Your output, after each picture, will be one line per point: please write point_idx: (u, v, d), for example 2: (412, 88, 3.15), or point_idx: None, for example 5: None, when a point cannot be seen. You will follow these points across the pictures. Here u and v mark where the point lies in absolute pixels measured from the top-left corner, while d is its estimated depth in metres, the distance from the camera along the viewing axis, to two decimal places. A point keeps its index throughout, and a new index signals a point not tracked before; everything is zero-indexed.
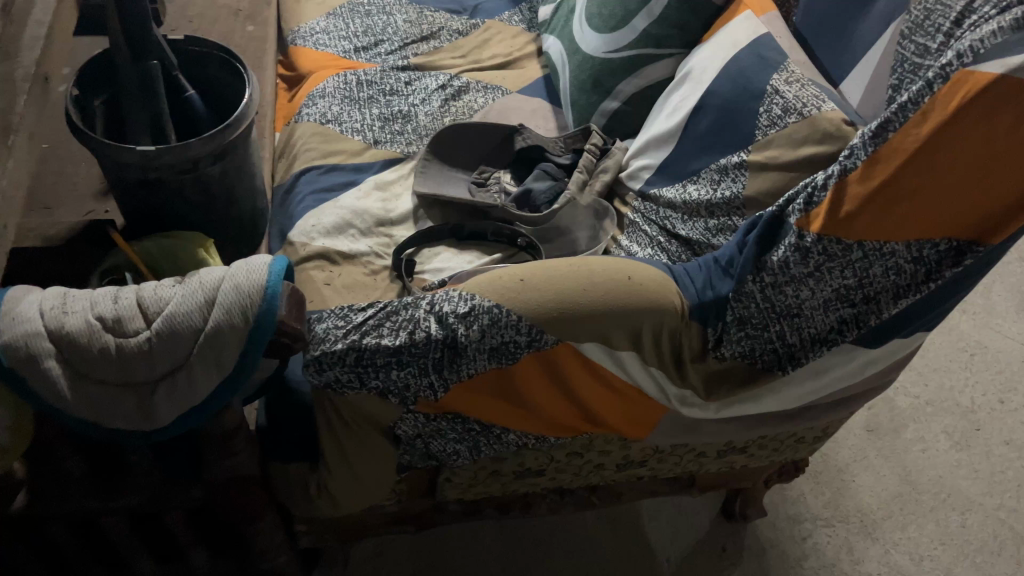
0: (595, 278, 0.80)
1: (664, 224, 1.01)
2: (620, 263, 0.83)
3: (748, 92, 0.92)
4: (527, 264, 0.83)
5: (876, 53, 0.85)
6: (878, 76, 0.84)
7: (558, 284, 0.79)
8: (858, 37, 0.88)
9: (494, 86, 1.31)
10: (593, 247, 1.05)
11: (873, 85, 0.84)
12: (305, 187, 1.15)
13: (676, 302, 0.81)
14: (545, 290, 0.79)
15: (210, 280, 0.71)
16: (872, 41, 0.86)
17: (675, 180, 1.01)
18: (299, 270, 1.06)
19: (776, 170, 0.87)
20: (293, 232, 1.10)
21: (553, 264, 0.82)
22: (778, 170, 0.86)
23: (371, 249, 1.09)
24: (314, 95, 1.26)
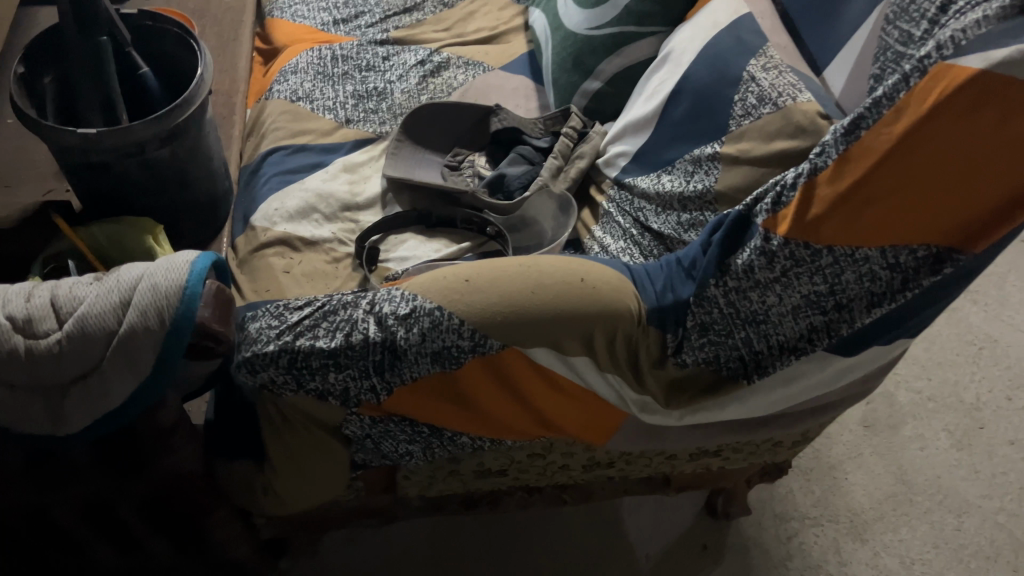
0: (546, 280, 0.75)
1: (637, 216, 0.96)
2: (575, 264, 0.78)
3: (724, 78, 0.86)
4: (476, 262, 0.78)
5: (860, 39, 0.78)
6: (862, 64, 0.77)
7: (506, 286, 0.75)
8: (844, 19, 0.81)
9: (475, 62, 1.25)
10: (557, 236, 1.01)
11: (855, 74, 0.77)
12: (270, 169, 1.10)
13: (632, 306, 0.76)
14: (491, 292, 0.74)
15: (128, 279, 0.67)
16: (857, 24, 0.79)
17: (650, 169, 0.96)
18: (258, 257, 1.02)
19: (747, 164, 0.81)
20: (256, 216, 1.06)
21: (503, 265, 0.77)
22: (750, 165, 0.80)
23: (334, 235, 1.05)
24: (287, 70, 1.21)
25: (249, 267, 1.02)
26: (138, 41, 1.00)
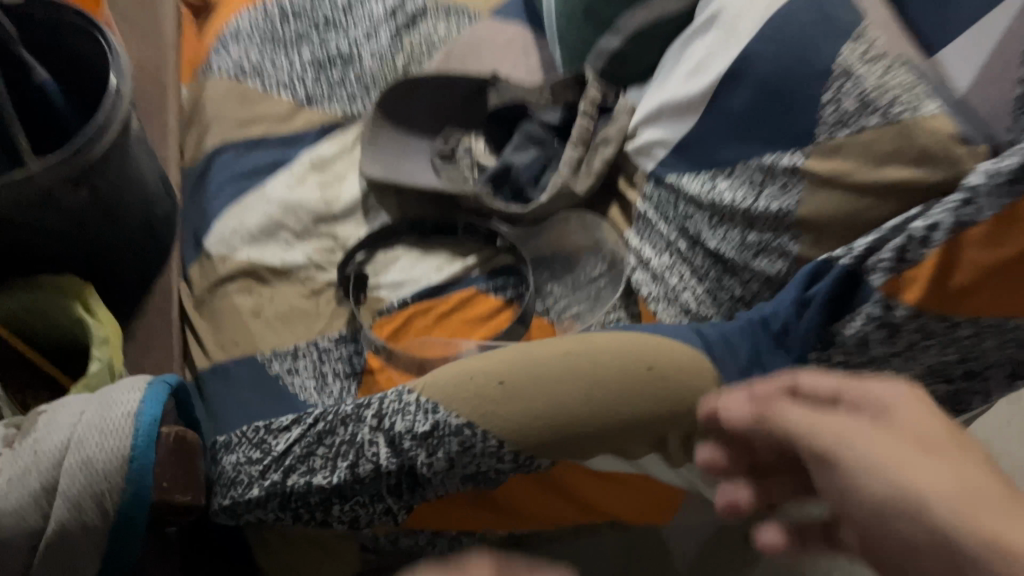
0: (602, 378, 0.57)
1: (684, 226, 0.78)
2: (637, 345, 0.59)
3: (805, 66, 0.66)
4: (505, 349, 0.61)
5: (1001, 20, 0.58)
6: (1003, 58, 0.57)
7: (552, 390, 0.57)
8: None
9: (460, 10, 1.02)
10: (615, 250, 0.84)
11: (994, 71, 0.58)
12: (221, 173, 0.89)
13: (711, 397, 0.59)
14: (535, 399, 0.57)
15: (48, 451, 0.49)
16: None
17: (700, 168, 0.77)
18: (219, 295, 0.83)
19: (846, 189, 0.62)
20: (209, 239, 0.86)
21: (543, 355, 0.59)
22: (850, 192, 0.62)
23: (310, 260, 0.85)
24: (227, 36, 0.99)
25: (211, 310, 0.83)
26: (27, 33, 0.76)
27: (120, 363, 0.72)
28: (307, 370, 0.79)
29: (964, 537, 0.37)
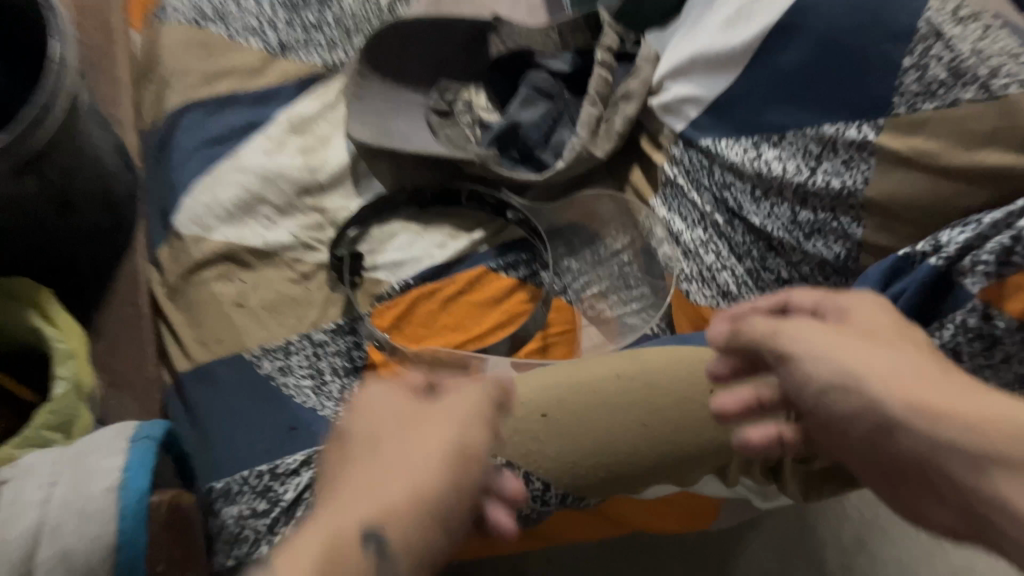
0: (656, 405, 0.50)
1: (722, 197, 0.70)
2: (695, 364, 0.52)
3: (878, 23, 0.56)
4: (543, 371, 0.53)
5: None
6: None
7: (598, 417, 0.50)
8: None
9: None
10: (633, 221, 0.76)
11: None
12: (186, 139, 0.78)
13: None
14: (583, 433, 0.50)
15: (20, 537, 0.46)
16: None
17: (741, 132, 0.68)
18: (195, 284, 0.73)
19: (929, 172, 0.54)
20: (178, 218, 0.75)
21: (586, 378, 0.51)
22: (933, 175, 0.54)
23: (296, 239, 0.75)
24: None
25: (186, 301, 0.73)
26: None
27: (88, 373, 0.63)
28: (302, 368, 0.71)
29: (893, 403, 0.40)
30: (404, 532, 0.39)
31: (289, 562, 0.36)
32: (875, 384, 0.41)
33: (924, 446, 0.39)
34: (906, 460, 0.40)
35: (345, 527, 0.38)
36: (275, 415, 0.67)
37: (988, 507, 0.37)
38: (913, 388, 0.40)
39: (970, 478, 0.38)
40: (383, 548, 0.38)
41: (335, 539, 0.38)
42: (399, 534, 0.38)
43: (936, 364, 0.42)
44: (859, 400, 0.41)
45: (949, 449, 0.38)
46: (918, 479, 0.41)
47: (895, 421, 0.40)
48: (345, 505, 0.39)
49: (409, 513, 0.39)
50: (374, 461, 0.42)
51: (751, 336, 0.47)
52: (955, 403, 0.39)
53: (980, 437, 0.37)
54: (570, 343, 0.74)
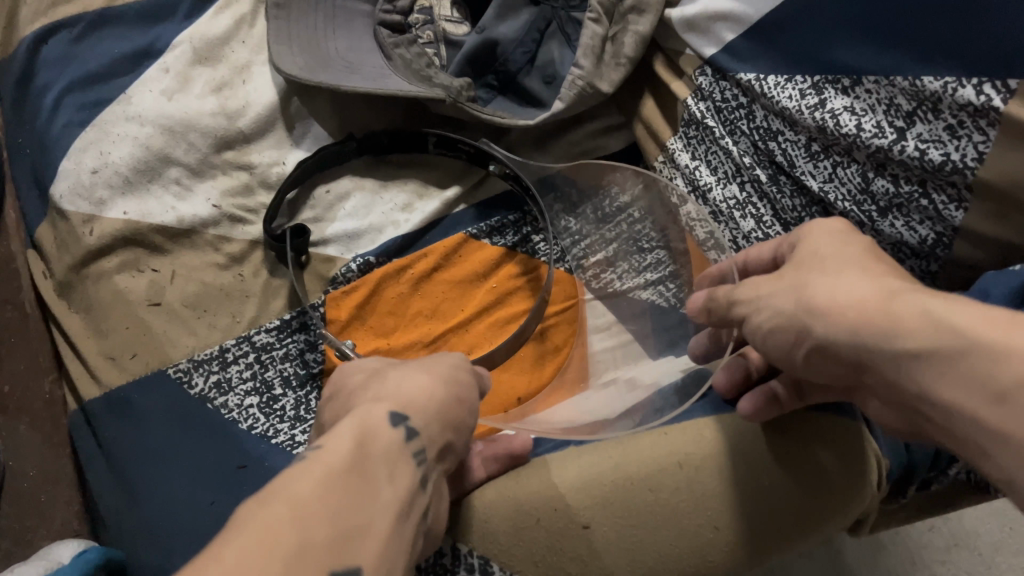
0: (736, 492, 0.39)
1: (764, 148, 0.55)
2: (776, 430, 0.41)
3: None
4: (578, 459, 0.41)
5: None
6: None
7: (667, 534, 0.39)
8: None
9: None
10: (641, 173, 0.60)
11: None
12: (55, 78, 0.59)
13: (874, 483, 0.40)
14: (626, 550, 0.39)
15: None
16: None
17: (792, 64, 0.52)
18: (92, 279, 0.56)
19: None
20: (58, 188, 0.57)
21: (644, 472, 0.40)
22: None
23: (217, 209, 0.58)
24: None
25: (81, 302, 0.57)
26: None
27: None
28: (246, 382, 0.55)
29: (818, 327, 0.35)
30: (428, 427, 0.35)
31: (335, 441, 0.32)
32: (802, 306, 0.36)
33: (844, 351, 0.34)
34: (834, 366, 0.36)
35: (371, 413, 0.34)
36: (218, 454, 0.51)
37: (914, 403, 0.32)
38: (835, 296, 0.35)
39: (893, 376, 0.32)
40: (410, 432, 0.34)
41: (365, 421, 0.33)
42: (423, 422, 0.35)
43: (860, 263, 0.36)
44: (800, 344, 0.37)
45: (874, 354, 0.33)
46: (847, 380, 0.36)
47: (814, 336, 0.35)
48: (378, 386, 0.37)
49: (424, 410, 0.36)
50: (375, 390, 0.37)
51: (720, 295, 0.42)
52: (863, 301, 0.33)
53: (888, 334, 0.32)
54: (571, 323, 0.62)
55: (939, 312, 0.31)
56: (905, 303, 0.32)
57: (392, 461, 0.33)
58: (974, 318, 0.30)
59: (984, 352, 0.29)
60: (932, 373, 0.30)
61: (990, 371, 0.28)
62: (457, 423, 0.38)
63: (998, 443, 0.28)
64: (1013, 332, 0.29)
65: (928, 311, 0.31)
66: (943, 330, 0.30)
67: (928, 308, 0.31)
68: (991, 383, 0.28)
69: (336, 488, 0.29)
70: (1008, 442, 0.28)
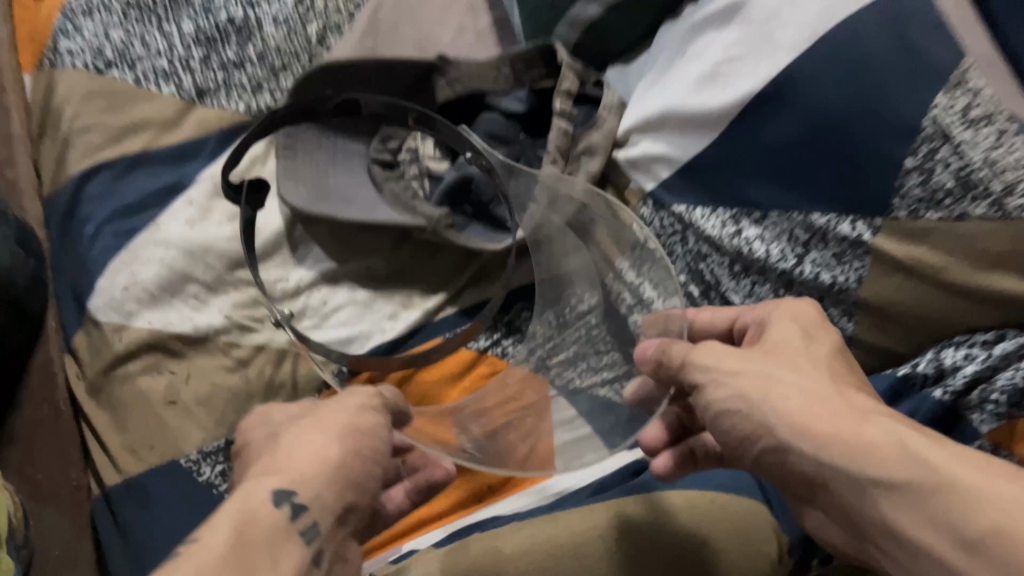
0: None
1: (696, 268, 0.64)
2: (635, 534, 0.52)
3: (879, 118, 0.51)
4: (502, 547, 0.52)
5: None
6: None
7: None
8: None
9: None
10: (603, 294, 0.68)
11: None
12: (96, 209, 0.69)
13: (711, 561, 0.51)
14: None
15: None
16: None
17: (715, 199, 0.61)
18: (119, 380, 0.65)
19: (944, 296, 0.50)
20: (94, 302, 0.67)
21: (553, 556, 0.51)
22: (958, 302, 0.50)
23: (229, 321, 0.68)
24: (78, 7, 0.76)
25: (109, 399, 0.66)
26: None
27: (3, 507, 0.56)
28: None
29: (778, 425, 0.43)
30: (317, 500, 0.42)
31: (211, 536, 0.39)
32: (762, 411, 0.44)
33: (811, 467, 0.42)
34: (795, 480, 0.44)
35: (256, 498, 0.41)
36: None
37: (876, 531, 0.40)
38: (806, 408, 0.43)
39: (857, 500, 0.40)
40: (297, 509, 0.42)
41: (247, 508, 0.41)
42: (312, 497, 0.42)
43: (812, 379, 0.44)
44: (752, 423, 0.45)
45: (841, 479, 0.41)
46: (806, 496, 0.44)
47: (777, 437, 0.43)
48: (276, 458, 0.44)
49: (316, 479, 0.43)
50: (272, 458, 0.45)
51: (674, 359, 0.49)
52: (838, 426, 0.41)
53: (858, 461, 0.40)
54: None
55: (913, 449, 0.39)
56: (880, 434, 0.40)
57: (274, 543, 0.40)
58: (944, 462, 0.38)
59: (950, 494, 0.37)
60: (902, 511, 0.38)
61: (960, 520, 0.36)
62: (361, 481, 0.45)
63: None
64: (983, 483, 0.37)
65: (903, 445, 0.39)
66: (917, 468, 0.38)
67: (903, 444, 0.39)
68: (962, 533, 0.36)
69: (226, 569, 0.37)
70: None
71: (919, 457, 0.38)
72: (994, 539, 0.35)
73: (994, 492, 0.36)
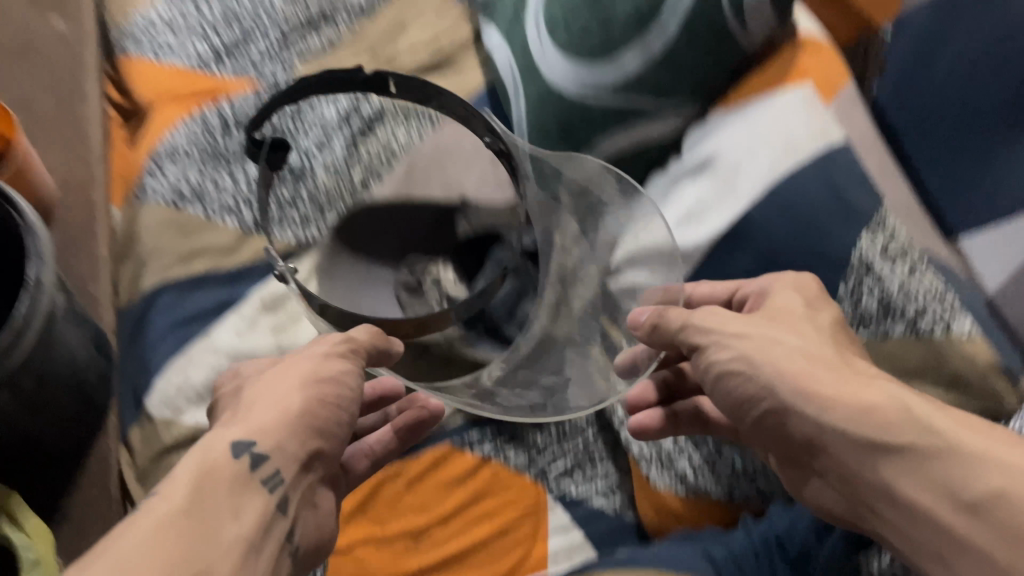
0: None
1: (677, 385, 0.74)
2: None
3: (818, 253, 0.65)
4: None
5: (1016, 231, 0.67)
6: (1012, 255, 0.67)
7: None
8: (1013, 152, 0.66)
9: (420, 110, 0.92)
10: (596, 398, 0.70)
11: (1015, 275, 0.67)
12: (160, 320, 0.80)
13: None
14: None
15: None
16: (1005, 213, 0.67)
17: None
18: (165, 468, 0.74)
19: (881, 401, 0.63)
20: (150, 399, 0.77)
21: None
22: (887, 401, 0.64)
23: None
24: (161, 154, 0.88)
25: (154, 484, 0.74)
26: None
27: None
28: None
29: (788, 393, 0.55)
30: (274, 450, 0.50)
31: (173, 486, 0.46)
32: (798, 394, 0.54)
33: (818, 430, 0.53)
34: (800, 441, 0.55)
35: (218, 449, 0.49)
36: None
37: (877, 495, 0.50)
38: (840, 390, 0.53)
39: (868, 470, 0.50)
40: (258, 458, 0.49)
41: (209, 458, 0.48)
42: (271, 446, 0.50)
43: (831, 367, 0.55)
44: (757, 384, 0.57)
45: (838, 440, 0.52)
46: (809, 460, 0.55)
47: (797, 410, 0.54)
48: (238, 417, 0.53)
49: (275, 434, 0.51)
50: (242, 418, 0.52)
51: (676, 321, 0.61)
52: (855, 395, 0.52)
53: (879, 427, 0.50)
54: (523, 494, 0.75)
55: (921, 417, 0.49)
56: (886, 399, 0.50)
57: (235, 491, 0.47)
58: (954, 430, 0.48)
59: (953, 458, 0.47)
60: (906, 478, 0.48)
61: (962, 486, 0.45)
62: (324, 426, 0.54)
63: (953, 537, 0.45)
64: (990, 446, 0.46)
65: (910, 417, 0.49)
66: (929, 436, 0.48)
67: (909, 412, 0.49)
68: (963, 496, 0.45)
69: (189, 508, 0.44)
70: (968, 542, 0.45)
71: (929, 427, 0.48)
72: (993, 501, 0.44)
73: (996, 456, 0.46)
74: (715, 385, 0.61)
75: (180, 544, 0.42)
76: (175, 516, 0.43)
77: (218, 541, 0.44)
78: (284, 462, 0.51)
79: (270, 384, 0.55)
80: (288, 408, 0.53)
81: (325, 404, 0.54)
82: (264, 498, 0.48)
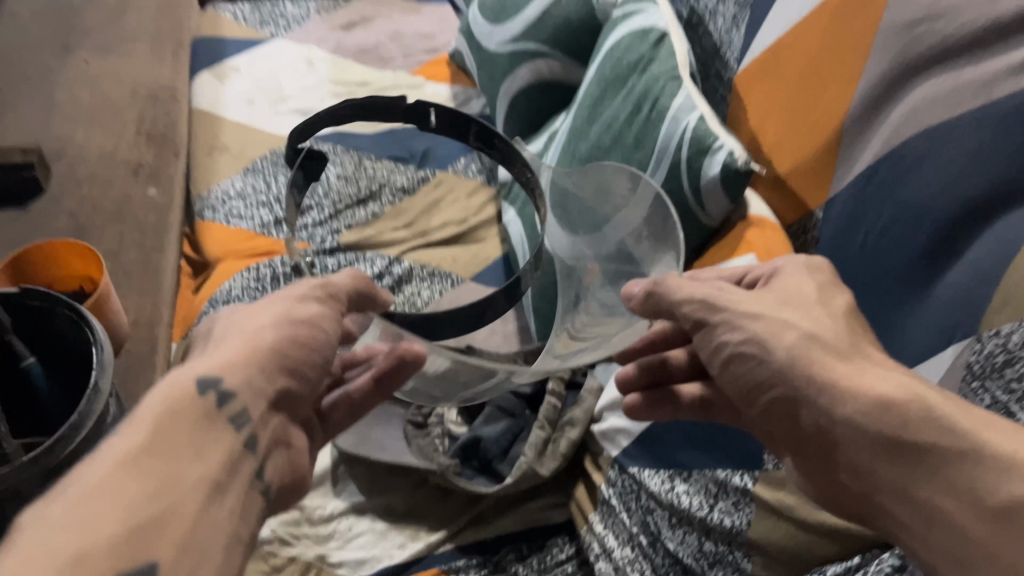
0: None
1: (647, 520, 0.78)
2: None
3: None
4: None
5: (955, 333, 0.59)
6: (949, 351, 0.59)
7: None
8: (922, 301, 0.62)
9: (443, 272, 1.05)
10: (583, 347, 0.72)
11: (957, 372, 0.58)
12: None
13: None
14: None
15: None
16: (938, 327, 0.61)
17: (657, 462, 0.78)
18: None
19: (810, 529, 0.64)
20: None
21: None
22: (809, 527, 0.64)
23: (274, 534, 0.85)
24: (217, 299, 1.02)
25: None
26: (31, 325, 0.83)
27: None
28: None
29: (805, 386, 0.57)
30: (241, 390, 0.54)
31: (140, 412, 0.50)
32: (815, 385, 0.57)
33: (843, 430, 0.55)
34: (809, 431, 0.58)
35: (185, 383, 0.52)
36: None
37: (889, 494, 0.53)
38: (855, 388, 0.55)
39: (900, 478, 0.52)
40: (224, 396, 0.53)
41: (175, 387, 0.52)
42: (238, 383, 0.54)
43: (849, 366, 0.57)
44: (769, 368, 0.59)
45: (852, 435, 0.55)
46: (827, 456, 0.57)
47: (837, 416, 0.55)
48: (206, 355, 0.56)
49: (242, 372, 0.55)
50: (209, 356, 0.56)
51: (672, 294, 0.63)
52: (877, 394, 0.54)
53: (908, 429, 0.52)
54: None
55: (938, 415, 0.51)
56: (899, 392, 0.53)
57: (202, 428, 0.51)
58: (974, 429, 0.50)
59: (970, 460, 0.49)
60: (926, 485, 0.51)
61: (987, 491, 0.48)
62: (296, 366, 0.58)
63: (973, 543, 0.48)
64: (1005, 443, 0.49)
65: (928, 415, 0.52)
66: (958, 440, 0.50)
67: (924, 406, 0.52)
68: (988, 502, 0.48)
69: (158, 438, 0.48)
70: (983, 545, 0.47)
71: (951, 428, 0.51)
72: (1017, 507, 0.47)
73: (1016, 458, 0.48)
74: (726, 368, 0.62)
75: (142, 484, 0.45)
76: (137, 454, 0.46)
77: (183, 475, 0.47)
78: (252, 401, 0.55)
79: (243, 322, 0.59)
80: (259, 342, 0.57)
81: (298, 345, 0.58)
82: (229, 439, 0.52)
